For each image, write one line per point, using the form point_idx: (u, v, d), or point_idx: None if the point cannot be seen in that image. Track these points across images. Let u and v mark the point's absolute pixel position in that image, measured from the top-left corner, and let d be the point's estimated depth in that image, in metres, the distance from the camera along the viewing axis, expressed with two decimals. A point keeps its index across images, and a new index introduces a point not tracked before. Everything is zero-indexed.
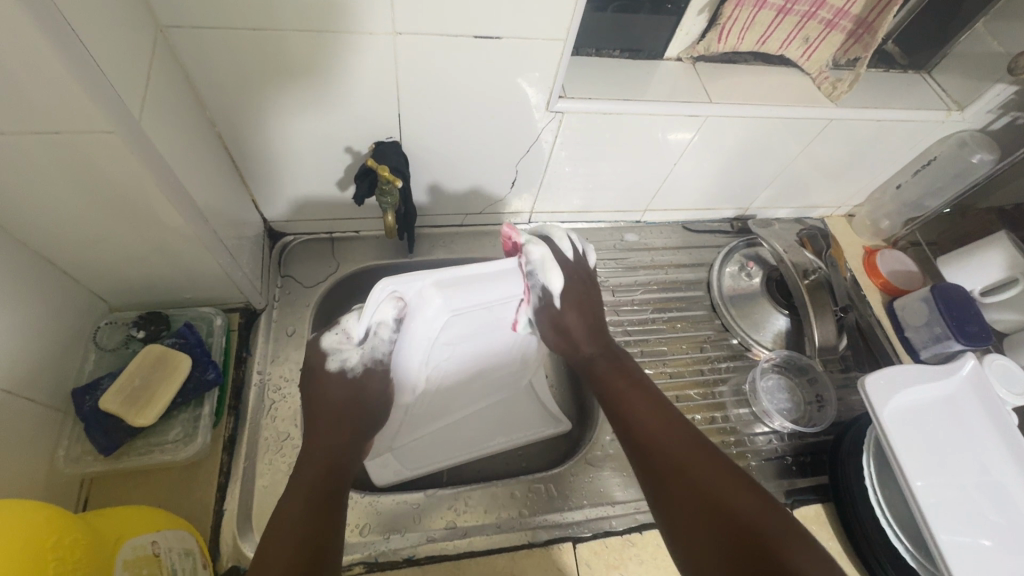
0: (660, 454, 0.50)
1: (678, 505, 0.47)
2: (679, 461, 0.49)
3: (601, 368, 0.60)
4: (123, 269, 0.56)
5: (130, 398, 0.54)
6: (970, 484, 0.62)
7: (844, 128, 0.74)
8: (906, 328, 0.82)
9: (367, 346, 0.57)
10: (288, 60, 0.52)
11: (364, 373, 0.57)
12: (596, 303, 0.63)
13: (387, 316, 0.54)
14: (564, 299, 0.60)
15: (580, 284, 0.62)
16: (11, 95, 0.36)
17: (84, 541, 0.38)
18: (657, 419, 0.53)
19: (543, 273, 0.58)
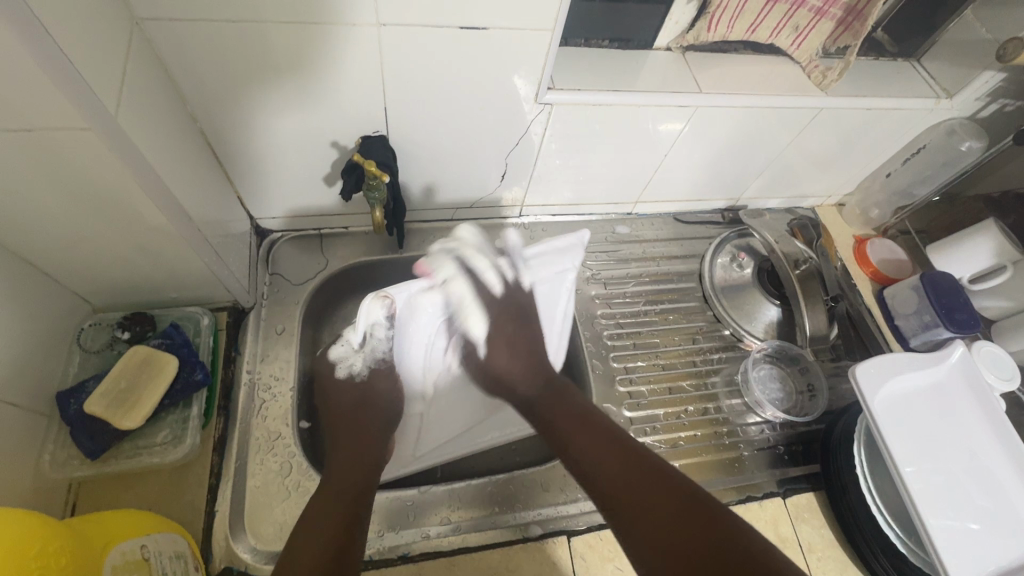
0: (609, 480, 0.49)
1: (639, 526, 0.45)
2: (627, 485, 0.48)
3: (541, 403, 0.61)
4: (105, 269, 0.54)
5: (116, 401, 0.53)
6: (959, 469, 0.62)
7: (835, 117, 0.73)
8: (895, 317, 0.82)
9: (367, 349, 0.62)
10: (271, 54, 0.51)
11: (369, 374, 0.63)
12: (534, 342, 0.65)
13: (379, 318, 0.57)
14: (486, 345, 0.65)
15: (513, 310, 0.64)
16: None
17: (70, 548, 0.37)
18: (603, 446, 0.52)
19: (462, 314, 0.62)
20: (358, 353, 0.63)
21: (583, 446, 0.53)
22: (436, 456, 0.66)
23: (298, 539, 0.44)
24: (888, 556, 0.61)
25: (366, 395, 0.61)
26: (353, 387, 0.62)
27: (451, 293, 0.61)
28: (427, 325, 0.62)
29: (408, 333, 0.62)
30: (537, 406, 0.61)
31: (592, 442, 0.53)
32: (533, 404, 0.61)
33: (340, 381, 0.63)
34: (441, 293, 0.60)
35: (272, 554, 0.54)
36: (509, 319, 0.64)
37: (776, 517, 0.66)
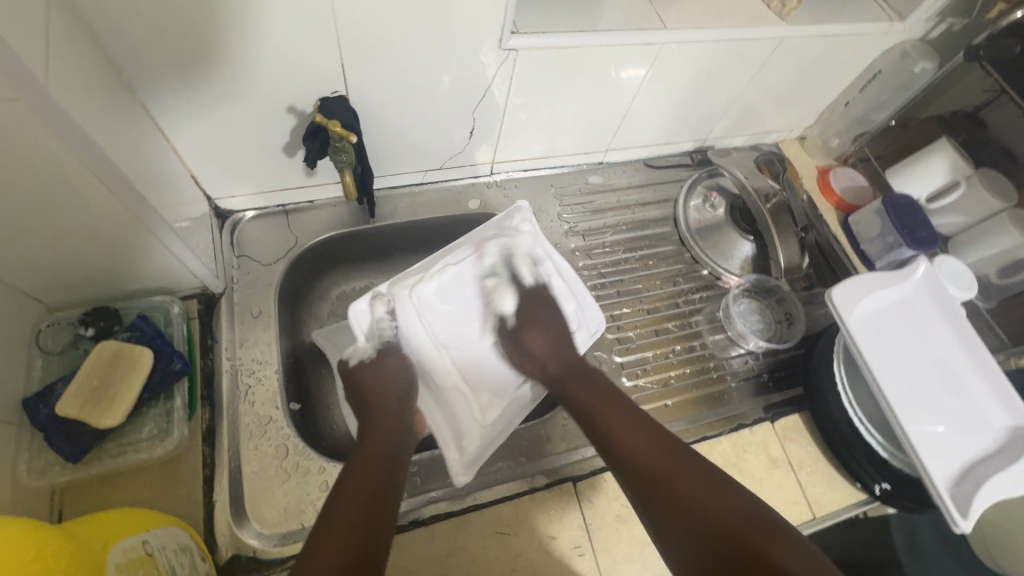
0: (650, 464, 0.50)
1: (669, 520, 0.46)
2: (667, 470, 0.49)
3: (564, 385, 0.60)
4: (57, 265, 0.50)
5: (91, 400, 0.50)
6: (928, 376, 0.66)
7: (796, 47, 0.74)
8: (861, 241, 0.85)
9: (374, 343, 0.60)
10: (213, 12, 0.47)
11: (379, 355, 0.60)
12: (566, 330, 0.64)
13: (381, 313, 0.60)
14: (520, 322, 0.63)
15: (540, 304, 0.64)
16: None
17: (70, 552, 0.35)
18: (638, 432, 0.53)
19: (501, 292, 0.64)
20: (364, 342, 0.61)
21: (613, 425, 0.54)
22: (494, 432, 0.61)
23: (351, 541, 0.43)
24: (872, 463, 0.65)
25: (381, 372, 0.59)
26: (361, 375, 0.59)
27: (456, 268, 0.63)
28: (439, 300, 0.62)
29: (415, 313, 0.61)
30: (568, 385, 0.60)
31: (627, 424, 0.54)
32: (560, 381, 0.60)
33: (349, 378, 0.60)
34: (433, 271, 0.62)
35: (281, 535, 0.53)
36: (534, 300, 0.64)
37: (766, 440, 0.69)
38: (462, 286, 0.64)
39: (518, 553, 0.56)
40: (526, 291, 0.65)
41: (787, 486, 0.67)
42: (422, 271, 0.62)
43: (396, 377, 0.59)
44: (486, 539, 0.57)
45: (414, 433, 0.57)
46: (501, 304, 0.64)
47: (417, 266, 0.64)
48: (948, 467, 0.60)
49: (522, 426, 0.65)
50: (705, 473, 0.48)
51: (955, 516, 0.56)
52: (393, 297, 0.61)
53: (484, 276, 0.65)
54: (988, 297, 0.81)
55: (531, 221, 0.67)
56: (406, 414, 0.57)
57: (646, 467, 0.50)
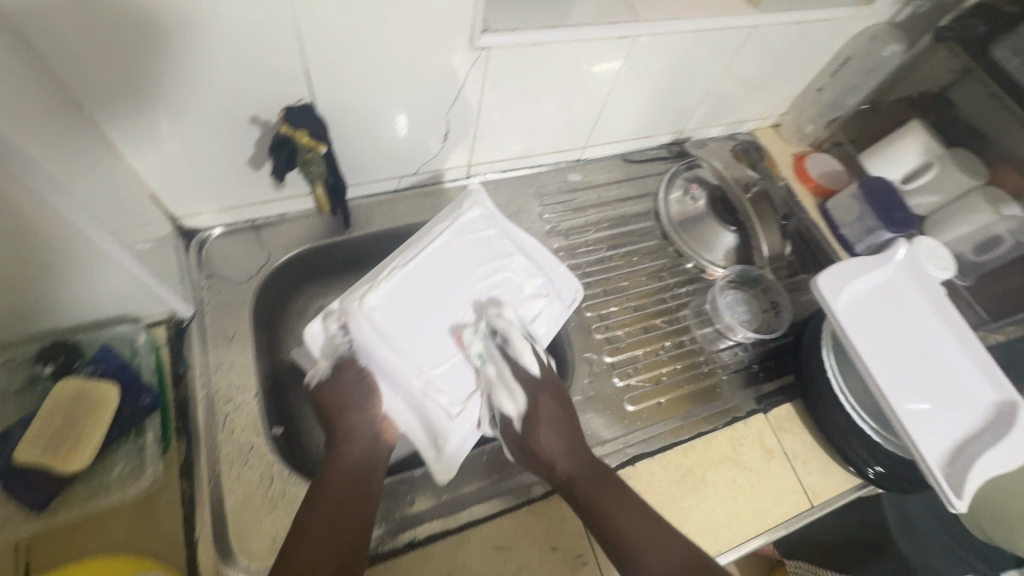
0: (646, 552, 0.50)
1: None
2: (660, 554, 0.50)
3: (584, 493, 0.53)
4: (6, 299, 0.46)
5: (53, 444, 0.46)
6: (915, 358, 0.67)
7: (767, 34, 0.73)
8: (840, 226, 0.86)
9: (331, 356, 0.57)
10: (160, 19, 0.44)
11: (337, 369, 0.56)
12: (571, 413, 0.57)
13: (332, 330, 0.56)
14: (528, 417, 0.55)
15: (555, 396, 0.57)
16: None
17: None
18: (628, 507, 0.52)
19: (501, 383, 0.55)
20: (322, 360, 0.57)
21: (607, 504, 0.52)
22: (470, 432, 0.55)
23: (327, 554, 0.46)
24: (866, 448, 0.65)
25: (343, 387, 0.56)
26: (330, 383, 0.56)
27: (406, 269, 0.57)
28: (394, 306, 0.55)
29: (370, 327, 0.54)
30: (578, 482, 0.54)
31: (618, 500, 0.53)
32: (574, 488, 0.54)
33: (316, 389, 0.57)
34: (384, 277, 0.56)
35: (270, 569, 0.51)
36: (553, 400, 0.57)
37: (760, 431, 0.69)
38: (417, 288, 0.57)
39: (519, 567, 0.55)
40: (529, 388, 0.56)
41: (783, 476, 0.67)
42: (373, 278, 0.56)
43: (356, 386, 0.56)
44: (485, 556, 0.55)
45: (385, 441, 0.55)
46: (501, 403, 0.55)
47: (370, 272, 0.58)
48: (940, 447, 0.60)
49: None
50: (688, 556, 0.50)
51: (950, 495, 0.56)
52: (345, 310, 0.55)
53: (440, 269, 0.59)
54: (966, 275, 0.82)
55: (483, 203, 0.63)
56: (370, 421, 0.55)
57: (636, 550, 0.50)
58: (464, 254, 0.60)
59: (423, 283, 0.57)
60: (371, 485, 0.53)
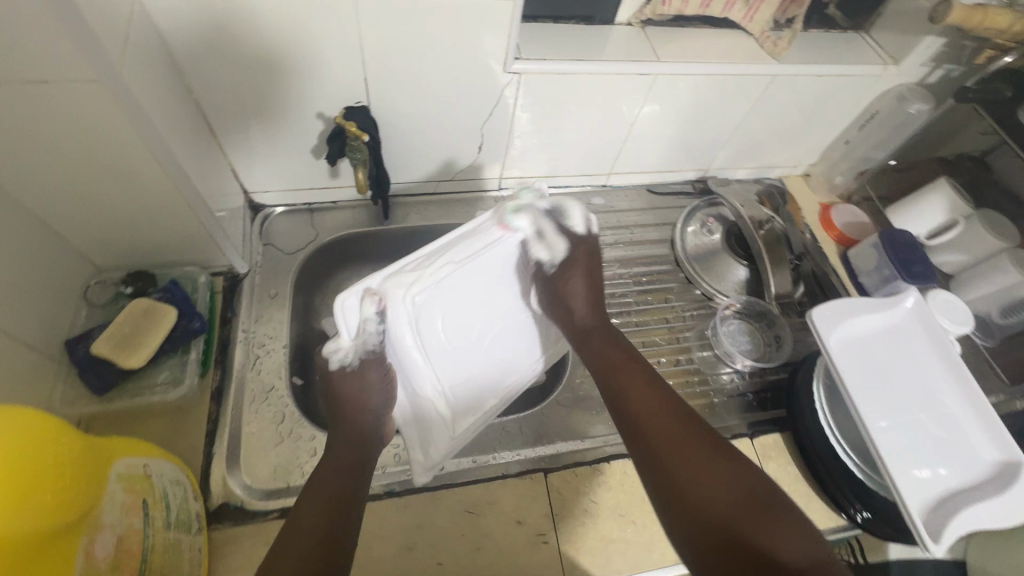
0: (657, 434, 0.51)
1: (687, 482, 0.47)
2: (671, 438, 0.50)
3: (597, 344, 0.61)
4: (109, 229, 0.59)
5: (120, 343, 0.57)
6: (910, 401, 0.66)
7: (790, 82, 0.78)
8: (858, 274, 0.87)
9: (361, 343, 0.53)
10: (260, 27, 0.56)
11: (363, 365, 0.55)
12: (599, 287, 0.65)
13: (369, 314, 0.51)
14: (565, 273, 0.63)
15: (588, 254, 0.64)
16: (21, 53, 0.40)
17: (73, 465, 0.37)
18: (648, 393, 0.55)
19: (535, 245, 0.62)
20: (347, 342, 0.54)
21: (642, 412, 0.53)
22: (457, 449, 0.60)
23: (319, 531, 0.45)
24: (850, 487, 0.64)
25: (361, 388, 0.55)
26: (346, 378, 0.55)
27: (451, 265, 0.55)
28: (430, 304, 0.55)
29: (409, 320, 0.53)
30: (593, 342, 0.61)
31: (642, 390, 0.55)
32: (591, 337, 0.62)
33: (336, 376, 0.56)
34: (430, 271, 0.53)
35: (267, 490, 0.58)
36: (588, 264, 0.64)
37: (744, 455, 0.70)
38: (456, 290, 0.57)
39: (484, 534, 0.59)
40: (569, 245, 0.63)
41: None
42: (421, 268, 0.53)
43: (377, 387, 0.56)
44: (455, 516, 0.60)
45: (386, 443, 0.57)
46: (537, 254, 0.62)
47: (414, 258, 0.55)
48: (924, 493, 0.59)
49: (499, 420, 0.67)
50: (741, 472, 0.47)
51: (926, 539, 0.55)
52: (390, 296, 0.51)
53: (478, 272, 0.59)
54: (989, 335, 0.81)
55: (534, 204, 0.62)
56: (380, 421, 0.56)
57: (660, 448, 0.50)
58: (498, 264, 0.61)
59: (452, 283, 0.56)
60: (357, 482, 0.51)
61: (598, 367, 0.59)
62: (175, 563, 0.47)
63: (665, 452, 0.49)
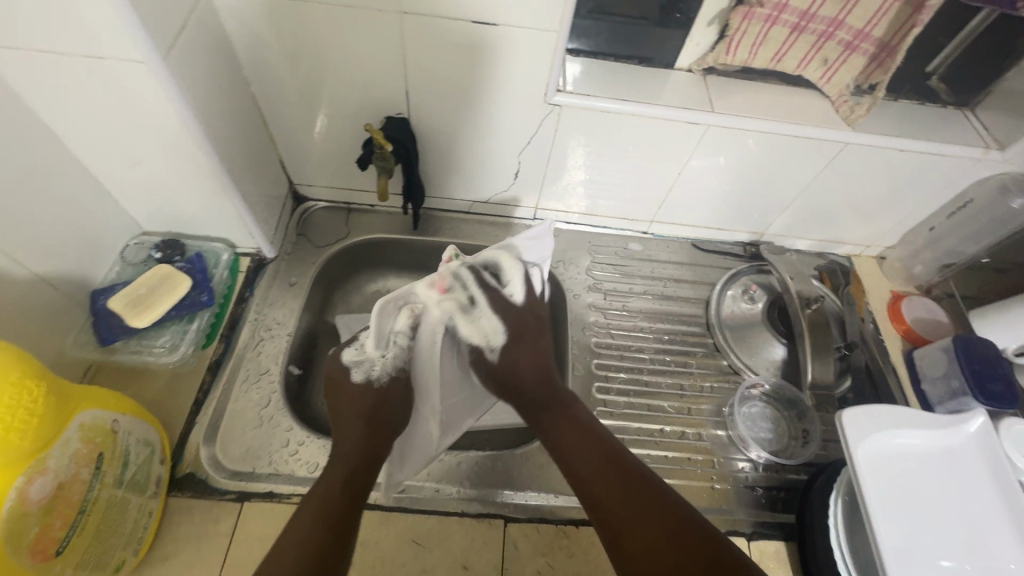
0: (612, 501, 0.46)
1: (636, 551, 0.43)
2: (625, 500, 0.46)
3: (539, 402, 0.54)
4: (150, 196, 0.64)
5: (131, 302, 0.62)
6: (956, 550, 0.55)
7: (865, 153, 0.71)
8: (922, 380, 0.75)
9: (391, 350, 0.56)
10: (317, 35, 0.60)
11: (389, 380, 0.56)
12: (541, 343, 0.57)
13: (401, 325, 0.55)
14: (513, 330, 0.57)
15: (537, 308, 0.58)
16: (83, 30, 0.44)
17: (3, 409, 0.38)
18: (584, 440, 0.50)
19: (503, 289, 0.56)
20: (372, 350, 0.55)
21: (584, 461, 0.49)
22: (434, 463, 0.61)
23: (319, 541, 0.44)
24: None
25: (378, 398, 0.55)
26: (368, 392, 0.55)
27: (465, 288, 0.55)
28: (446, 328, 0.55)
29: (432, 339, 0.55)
30: (540, 408, 0.54)
31: (577, 436, 0.51)
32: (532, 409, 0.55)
33: (354, 385, 0.55)
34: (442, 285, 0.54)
35: (231, 471, 0.59)
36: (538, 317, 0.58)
37: None
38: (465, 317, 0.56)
39: (427, 568, 0.56)
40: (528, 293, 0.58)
41: None
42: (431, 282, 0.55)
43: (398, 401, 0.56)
44: (401, 543, 0.58)
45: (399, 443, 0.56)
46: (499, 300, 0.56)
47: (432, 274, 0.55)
48: None
49: (473, 454, 0.63)
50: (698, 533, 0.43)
51: None
52: (425, 312, 0.55)
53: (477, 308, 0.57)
54: None
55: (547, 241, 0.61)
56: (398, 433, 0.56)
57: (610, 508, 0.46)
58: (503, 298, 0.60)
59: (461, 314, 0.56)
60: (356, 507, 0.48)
61: (542, 428, 0.53)
62: (118, 521, 0.48)
63: (620, 521, 0.45)
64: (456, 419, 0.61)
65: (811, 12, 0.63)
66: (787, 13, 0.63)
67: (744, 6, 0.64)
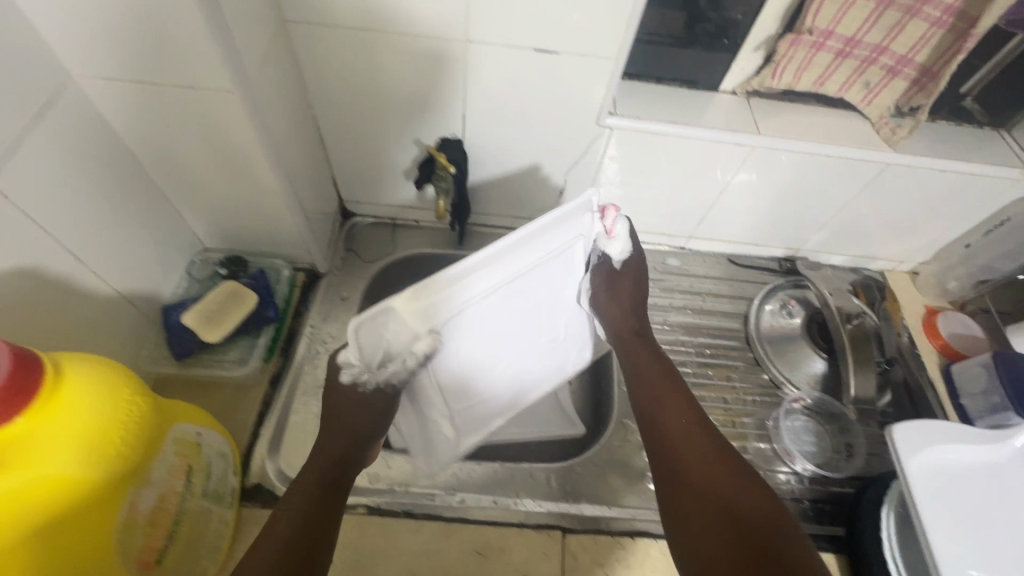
0: (680, 446, 0.50)
1: (697, 501, 0.46)
2: (696, 456, 0.49)
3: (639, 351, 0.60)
4: (217, 215, 0.66)
5: (204, 319, 0.63)
6: (1014, 564, 0.56)
7: (905, 174, 0.73)
8: (961, 395, 0.77)
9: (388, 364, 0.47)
10: (381, 61, 0.62)
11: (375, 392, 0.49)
12: (641, 294, 0.64)
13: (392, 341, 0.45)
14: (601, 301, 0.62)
15: (635, 272, 0.64)
16: (181, 64, 0.47)
17: (104, 440, 0.39)
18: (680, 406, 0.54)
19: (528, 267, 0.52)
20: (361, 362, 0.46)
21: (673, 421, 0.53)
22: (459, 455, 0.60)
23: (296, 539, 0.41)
24: None
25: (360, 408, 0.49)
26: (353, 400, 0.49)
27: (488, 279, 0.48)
28: (459, 324, 0.49)
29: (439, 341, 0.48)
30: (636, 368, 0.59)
31: (673, 400, 0.55)
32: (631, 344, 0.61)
33: (345, 388, 0.49)
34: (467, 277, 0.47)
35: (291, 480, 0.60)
36: (635, 285, 0.64)
37: None
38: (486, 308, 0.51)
39: None
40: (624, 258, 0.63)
41: None
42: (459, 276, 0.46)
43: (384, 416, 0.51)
44: (463, 553, 0.59)
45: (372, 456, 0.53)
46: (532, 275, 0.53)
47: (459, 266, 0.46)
48: None
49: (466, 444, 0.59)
50: (767, 512, 0.44)
51: None
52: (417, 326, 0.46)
53: (519, 290, 0.53)
54: None
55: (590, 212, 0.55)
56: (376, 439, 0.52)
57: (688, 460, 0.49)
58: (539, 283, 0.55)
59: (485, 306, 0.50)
60: (333, 507, 0.45)
61: (632, 371, 0.59)
62: (202, 529, 0.50)
63: (698, 483, 0.47)
64: (471, 419, 0.58)
65: (856, 38, 0.65)
66: (833, 40, 0.66)
67: (792, 34, 0.66)
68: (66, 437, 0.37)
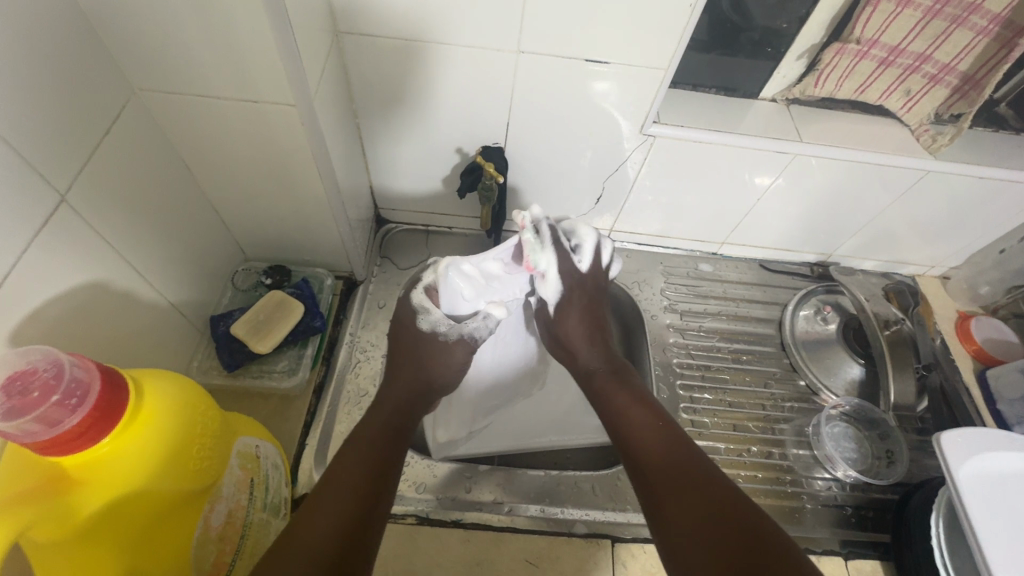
0: (651, 462, 0.45)
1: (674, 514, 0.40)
2: (667, 468, 0.43)
3: (601, 383, 0.55)
4: (262, 225, 0.66)
5: (253, 328, 0.64)
6: None
7: (945, 182, 0.73)
8: (998, 400, 0.77)
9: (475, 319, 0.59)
10: (428, 71, 0.62)
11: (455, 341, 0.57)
12: (603, 317, 0.60)
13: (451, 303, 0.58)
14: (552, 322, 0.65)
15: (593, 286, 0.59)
16: (245, 78, 0.47)
17: (178, 455, 0.39)
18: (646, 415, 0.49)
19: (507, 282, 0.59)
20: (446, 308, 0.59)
21: (641, 432, 0.48)
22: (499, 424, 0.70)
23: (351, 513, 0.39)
24: None
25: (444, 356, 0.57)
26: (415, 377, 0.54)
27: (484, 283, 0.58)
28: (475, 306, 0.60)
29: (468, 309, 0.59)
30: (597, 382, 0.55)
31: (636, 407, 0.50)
32: (593, 379, 0.56)
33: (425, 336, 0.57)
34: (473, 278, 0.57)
35: None
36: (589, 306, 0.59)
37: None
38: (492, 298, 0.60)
39: None
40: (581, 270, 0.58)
41: None
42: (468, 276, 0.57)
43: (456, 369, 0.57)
44: (514, 563, 0.59)
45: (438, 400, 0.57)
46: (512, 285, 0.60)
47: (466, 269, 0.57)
48: None
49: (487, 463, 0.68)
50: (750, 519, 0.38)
51: None
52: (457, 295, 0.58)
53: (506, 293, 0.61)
54: None
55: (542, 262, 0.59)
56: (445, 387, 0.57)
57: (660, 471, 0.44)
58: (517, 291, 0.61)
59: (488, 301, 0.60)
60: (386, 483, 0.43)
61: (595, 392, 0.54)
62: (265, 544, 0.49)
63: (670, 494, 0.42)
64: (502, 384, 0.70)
65: (901, 47, 0.66)
66: (877, 48, 0.66)
67: (836, 43, 0.67)
68: (144, 454, 0.37)
